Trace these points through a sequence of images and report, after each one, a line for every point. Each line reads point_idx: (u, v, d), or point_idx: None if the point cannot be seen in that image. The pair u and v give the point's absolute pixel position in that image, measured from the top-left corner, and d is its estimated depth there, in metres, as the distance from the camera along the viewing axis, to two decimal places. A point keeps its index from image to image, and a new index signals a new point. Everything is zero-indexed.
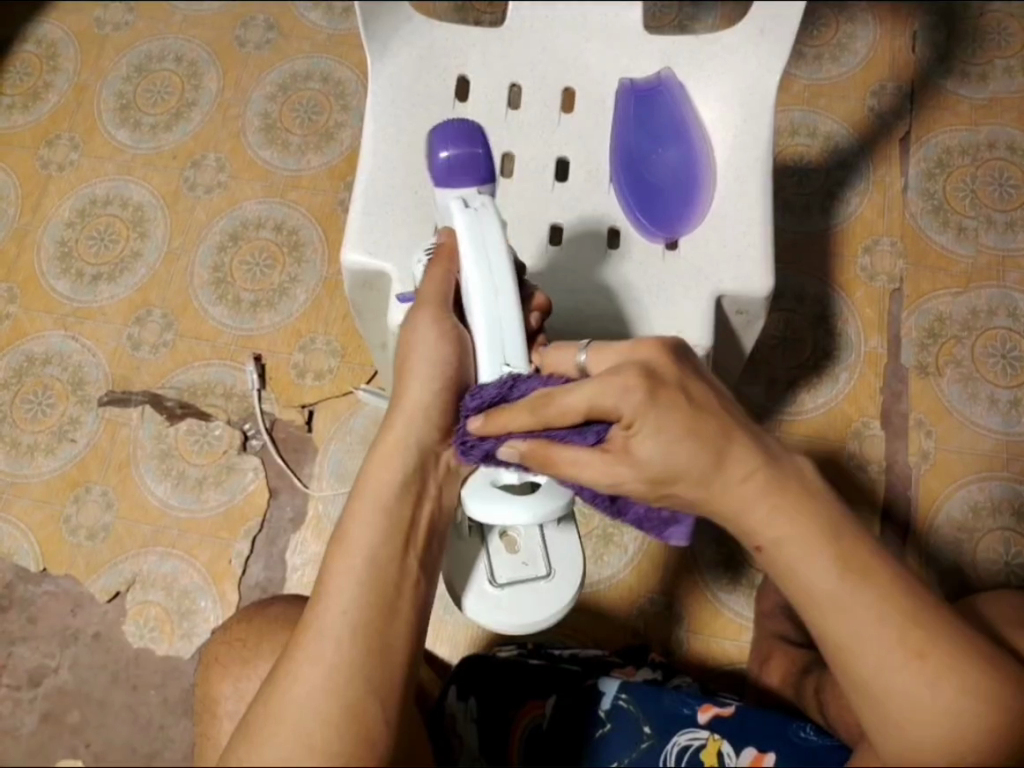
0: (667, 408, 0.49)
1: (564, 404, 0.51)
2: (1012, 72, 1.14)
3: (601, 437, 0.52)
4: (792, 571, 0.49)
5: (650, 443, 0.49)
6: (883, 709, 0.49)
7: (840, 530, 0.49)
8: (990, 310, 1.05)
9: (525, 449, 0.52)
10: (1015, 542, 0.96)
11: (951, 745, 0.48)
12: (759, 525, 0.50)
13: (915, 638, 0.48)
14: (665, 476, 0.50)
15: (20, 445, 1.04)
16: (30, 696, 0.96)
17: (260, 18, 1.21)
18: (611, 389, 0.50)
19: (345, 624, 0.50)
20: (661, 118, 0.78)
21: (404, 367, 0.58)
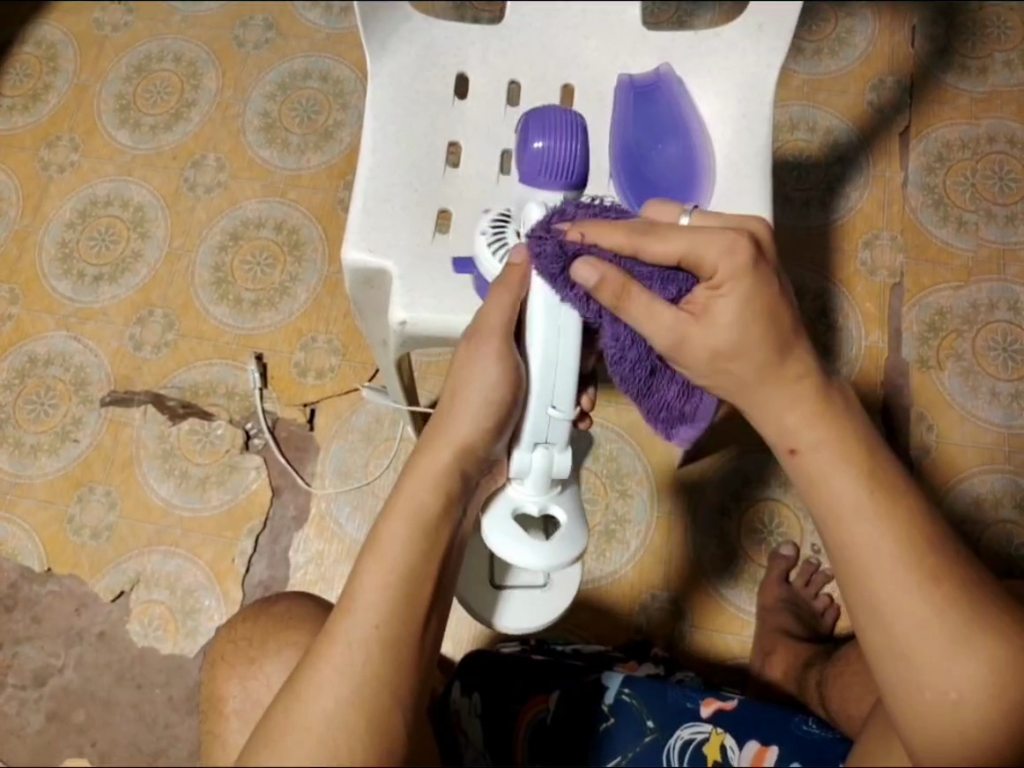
0: (759, 280, 0.52)
1: (665, 247, 0.53)
2: (1012, 65, 1.14)
3: (678, 294, 0.55)
4: (819, 480, 0.50)
5: (731, 304, 0.52)
6: (888, 630, 0.47)
7: (850, 463, 0.50)
8: (990, 303, 1.05)
9: (609, 275, 0.52)
10: (1017, 534, 0.97)
11: (958, 683, 0.46)
12: (795, 429, 0.52)
13: (926, 562, 0.48)
14: (730, 350, 0.52)
15: (23, 445, 1.04)
16: (36, 695, 0.96)
17: (258, 17, 1.21)
18: (713, 245, 0.52)
19: (375, 641, 0.49)
20: (661, 115, 0.77)
21: (454, 390, 0.57)
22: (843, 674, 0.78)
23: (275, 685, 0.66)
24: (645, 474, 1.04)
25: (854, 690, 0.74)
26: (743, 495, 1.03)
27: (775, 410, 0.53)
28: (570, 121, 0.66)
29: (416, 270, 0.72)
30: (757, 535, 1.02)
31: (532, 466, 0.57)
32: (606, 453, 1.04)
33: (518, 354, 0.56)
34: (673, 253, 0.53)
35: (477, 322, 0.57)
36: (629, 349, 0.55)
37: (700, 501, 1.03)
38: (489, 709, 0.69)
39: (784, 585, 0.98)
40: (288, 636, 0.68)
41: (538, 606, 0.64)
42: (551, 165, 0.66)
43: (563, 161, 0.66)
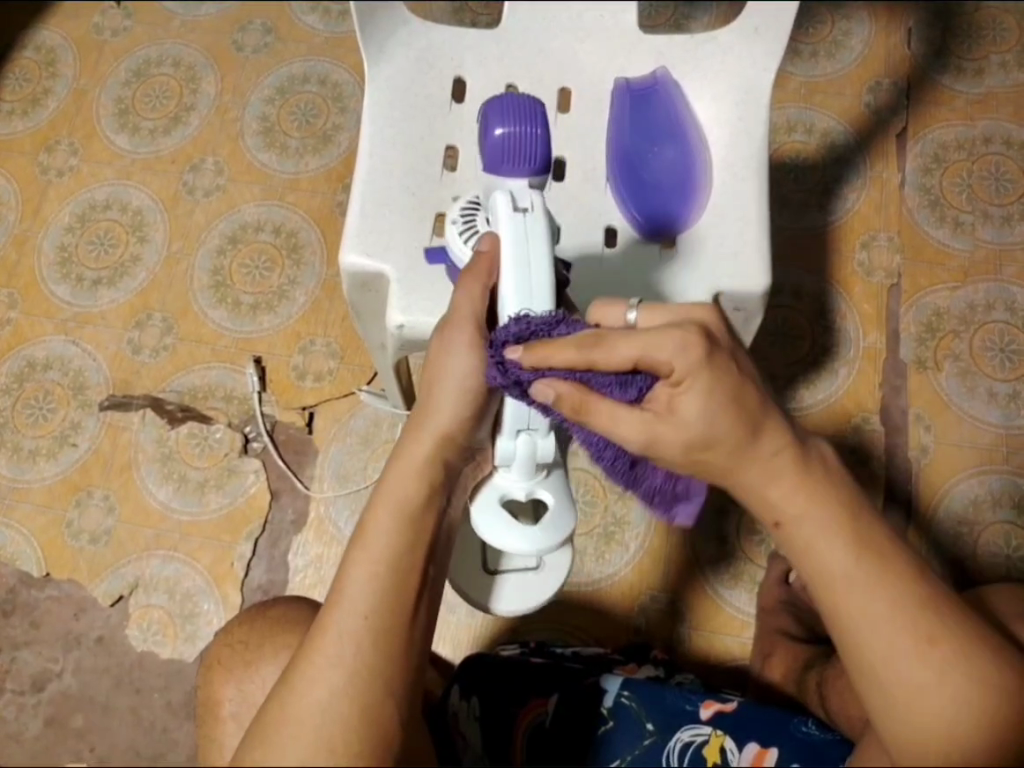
0: (718, 370, 0.47)
1: (615, 357, 0.47)
2: (1008, 67, 1.15)
3: (640, 394, 0.50)
4: (809, 550, 0.48)
5: (696, 400, 0.47)
6: (885, 691, 0.47)
7: (835, 531, 0.48)
8: (988, 304, 1.05)
9: (564, 392, 0.48)
10: (1016, 535, 0.96)
11: (955, 735, 0.46)
12: (778, 501, 0.49)
13: (920, 623, 0.47)
14: (702, 443, 0.48)
15: (22, 449, 1.04)
16: (34, 700, 0.96)
17: (257, 21, 1.21)
18: (667, 343, 0.47)
19: (367, 633, 0.49)
20: (657, 116, 0.77)
21: (429, 381, 0.56)
22: (841, 677, 0.78)
23: (272, 687, 0.66)
24: None
25: (854, 693, 0.74)
26: None
27: (755, 489, 0.49)
28: (535, 110, 0.72)
29: (414, 272, 0.73)
30: (756, 536, 1.02)
31: (517, 453, 0.58)
32: None
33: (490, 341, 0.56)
34: (626, 361, 0.47)
35: (447, 314, 0.57)
36: (605, 450, 0.54)
37: (698, 502, 1.03)
38: (488, 711, 0.69)
39: (784, 587, 0.97)
40: (287, 637, 0.68)
41: (531, 589, 0.66)
42: (515, 151, 0.72)
43: (529, 148, 0.72)
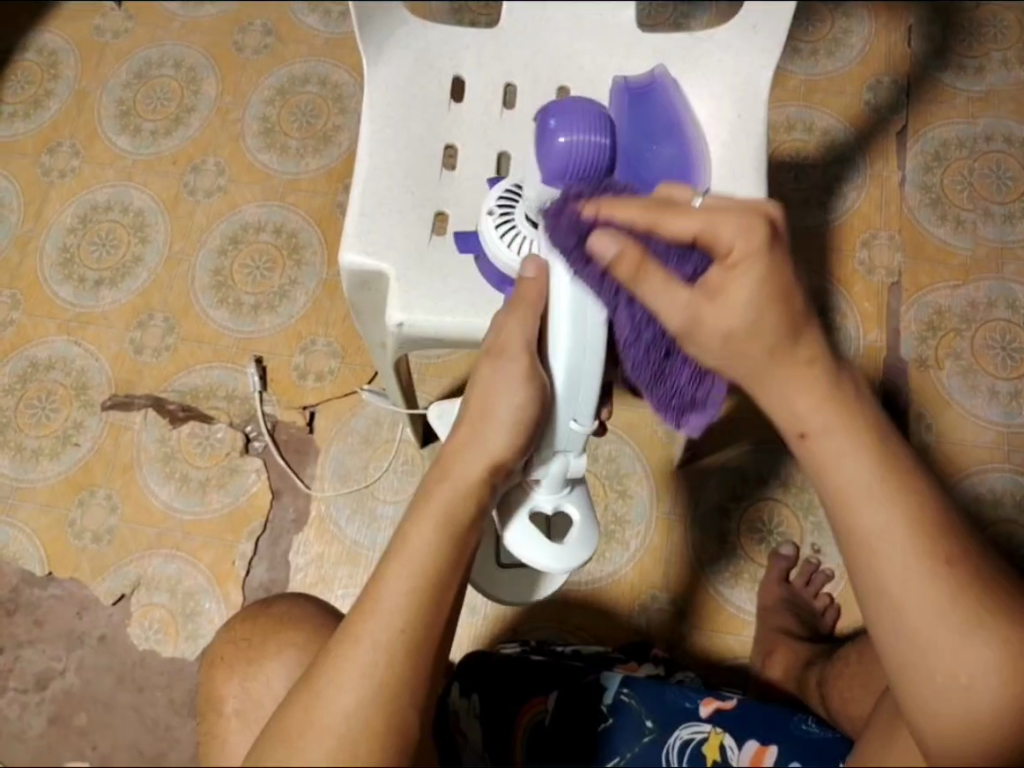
0: (774, 267, 0.47)
1: (679, 224, 0.47)
2: (1008, 64, 1.14)
3: (694, 274, 0.49)
4: (829, 467, 0.47)
5: (749, 285, 0.46)
6: (898, 617, 0.46)
7: (859, 445, 0.47)
8: (989, 302, 1.05)
9: (626, 248, 0.47)
10: (1018, 533, 0.96)
11: (965, 664, 0.46)
12: (807, 411, 0.47)
13: (937, 550, 0.46)
14: (745, 335, 0.47)
15: (24, 449, 1.05)
16: (37, 699, 0.96)
17: (257, 22, 1.21)
18: (731, 223, 0.46)
19: (398, 645, 0.49)
20: (654, 115, 0.74)
21: (479, 409, 0.54)
22: (842, 673, 0.78)
23: (271, 685, 0.67)
24: (644, 474, 1.04)
25: (855, 692, 0.74)
26: (743, 496, 1.03)
27: (783, 397, 0.48)
28: (599, 117, 0.62)
29: (412, 271, 0.73)
30: (757, 535, 1.02)
31: (550, 472, 0.59)
32: (605, 454, 1.04)
33: (543, 370, 0.54)
34: (687, 233, 0.47)
35: (495, 341, 0.55)
36: (643, 329, 0.51)
37: (699, 502, 1.03)
38: (488, 711, 0.69)
39: (783, 585, 0.97)
40: (288, 634, 0.69)
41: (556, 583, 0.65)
42: (574, 165, 0.61)
43: (587, 159, 0.61)
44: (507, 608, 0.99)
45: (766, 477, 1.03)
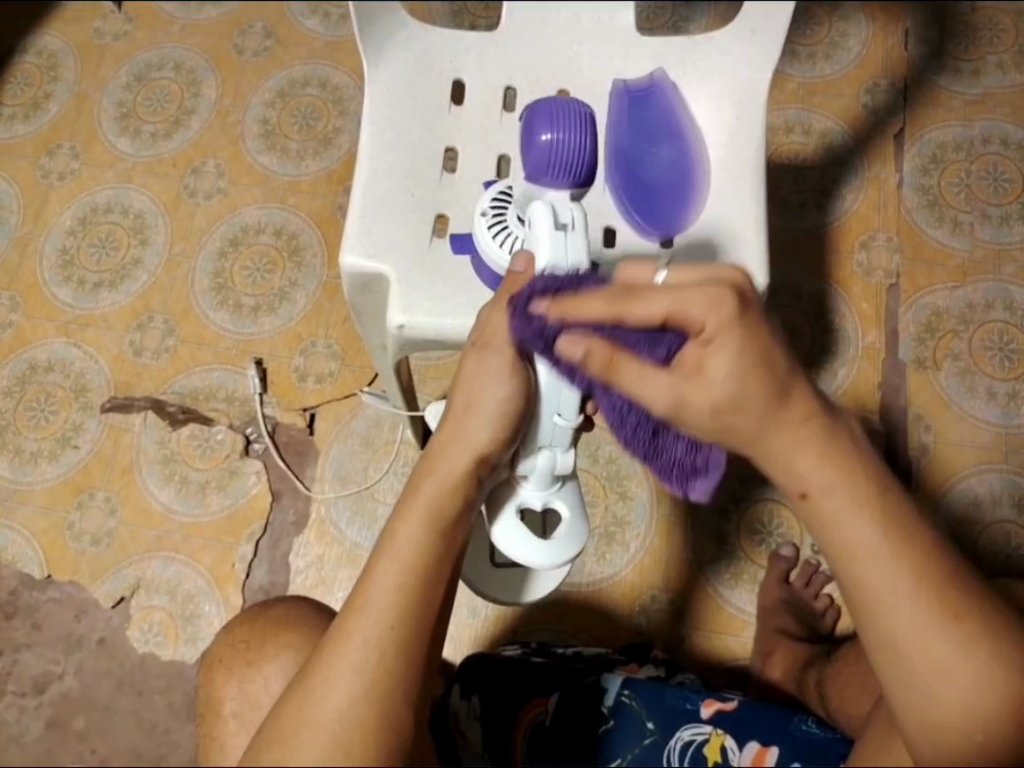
0: (750, 335, 0.46)
1: (647, 311, 0.46)
2: (1004, 68, 1.15)
3: (669, 354, 0.48)
4: (836, 524, 0.46)
5: (725, 360, 0.46)
6: (910, 671, 0.45)
7: (863, 503, 0.46)
8: (987, 303, 1.05)
9: (593, 348, 0.49)
10: (1017, 533, 0.97)
11: (980, 716, 0.45)
12: (805, 472, 0.47)
13: (947, 601, 0.46)
14: (729, 406, 0.47)
15: (23, 452, 1.05)
16: (35, 702, 0.96)
17: (257, 25, 1.22)
18: (698, 301, 0.46)
19: (390, 641, 0.49)
20: (654, 118, 0.77)
21: (463, 403, 0.54)
22: (842, 672, 0.79)
23: (273, 686, 0.66)
24: (644, 476, 1.04)
25: (852, 691, 0.75)
26: (743, 497, 1.03)
27: (781, 456, 0.47)
28: (583, 115, 0.66)
29: (413, 272, 0.73)
30: (756, 536, 1.02)
31: (537, 467, 0.58)
32: (606, 455, 1.04)
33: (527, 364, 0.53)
34: (657, 316, 0.47)
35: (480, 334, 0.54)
36: (626, 413, 0.52)
37: (699, 503, 1.03)
38: (489, 712, 0.69)
39: (782, 586, 0.98)
40: (288, 634, 0.69)
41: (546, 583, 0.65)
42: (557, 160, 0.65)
43: (568, 156, 0.64)
44: (507, 610, 0.99)
45: (766, 478, 1.03)
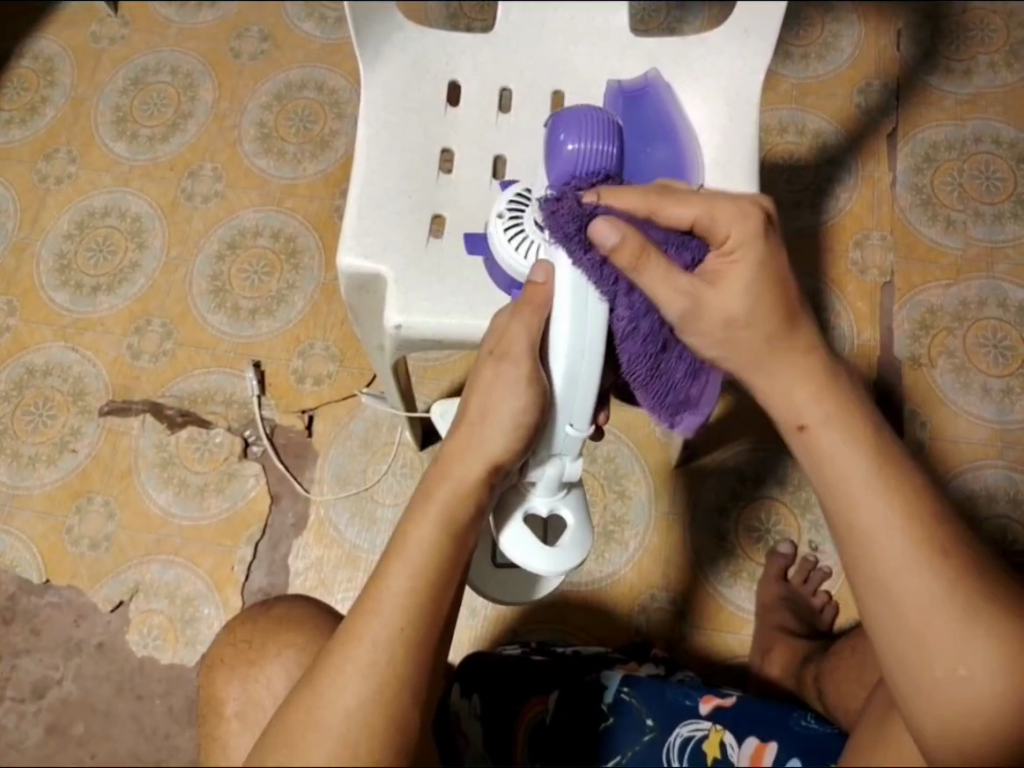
0: (765, 252, 0.53)
1: (681, 212, 0.53)
2: (995, 67, 1.16)
3: (690, 263, 0.55)
4: (829, 458, 0.50)
5: (742, 273, 0.53)
6: (901, 614, 0.46)
7: (857, 439, 0.50)
8: (980, 301, 1.06)
9: (629, 235, 0.51)
10: (1013, 529, 0.97)
11: (971, 658, 0.46)
12: (803, 404, 0.51)
13: (934, 538, 0.47)
14: (742, 320, 0.53)
15: (21, 456, 1.05)
16: (35, 707, 0.96)
17: (254, 29, 1.22)
18: (727, 213, 0.53)
19: (399, 644, 0.49)
20: (647, 117, 0.76)
21: (478, 411, 0.54)
22: (839, 668, 0.79)
23: (275, 687, 0.66)
24: (643, 475, 1.04)
25: (848, 686, 0.75)
26: (741, 496, 1.04)
27: (780, 387, 0.52)
28: (608, 121, 0.61)
29: (410, 272, 0.73)
30: (754, 534, 1.02)
31: (545, 474, 0.58)
32: (604, 454, 1.05)
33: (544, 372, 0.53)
34: (687, 218, 0.54)
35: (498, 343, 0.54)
36: (642, 318, 0.53)
37: (698, 501, 1.03)
38: (489, 711, 0.70)
39: (781, 583, 0.98)
40: (289, 636, 0.69)
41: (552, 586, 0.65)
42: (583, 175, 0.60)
43: (595, 166, 0.60)
44: (507, 610, 0.99)
45: (764, 477, 1.04)
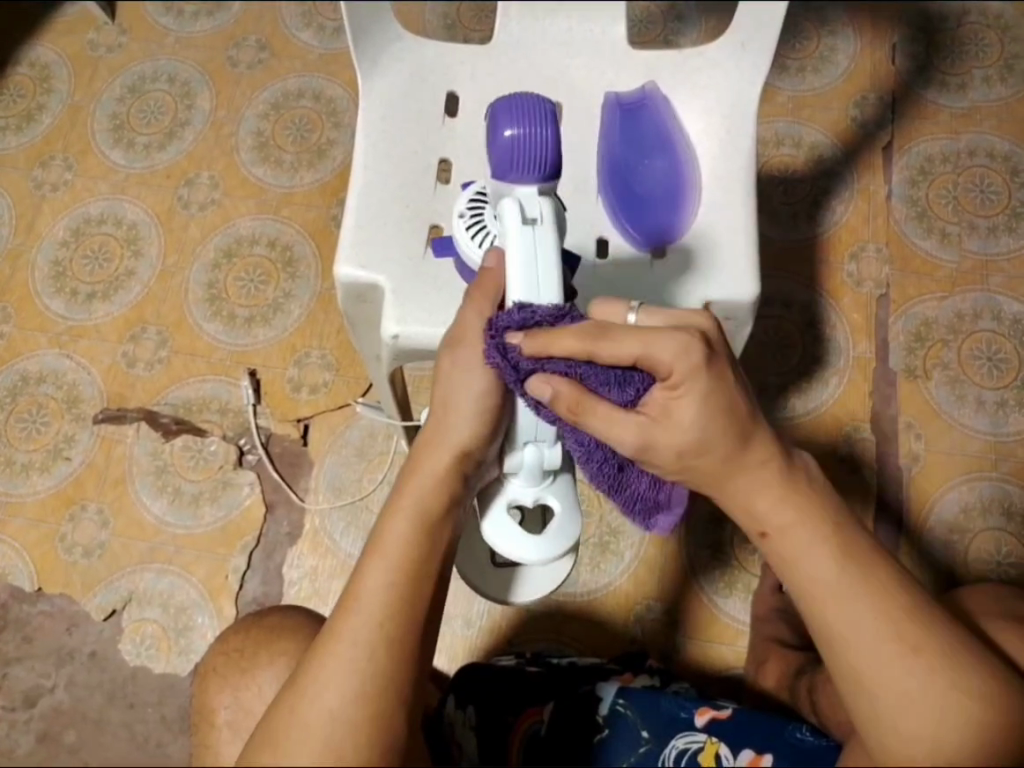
0: (717, 381, 0.50)
1: (618, 349, 0.49)
2: (990, 82, 1.17)
3: (636, 397, 0.51)
4: (795, 562, 0.50)
5: (691, 405, 0.49)
6: (876, 699, 0.49)
7: (819, 541, 0.50)
8: (975, 313, 1.07)
9: (563, 389, 0.50)
10: (1007, 541, 0.98)
11: (941, 742, 0.48)
12: (764, 513, 0.51)
13: (906, 631, 0.49)
14: (696, 447, 0.50)
15: (15, 464, 1.04)
16: (26, 716, 0.95)
17: (252, 38, 1.22)
18: (666, 344, 0.49)
19: (381, 640, 0.49)
20: (646, 131, 0.77)
21: (442, 400, 0.55)
22: (831, 680, 0.78)
23: (267, 693, 0.66)
24: None
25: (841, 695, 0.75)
26: None
27: (745, 497, 0.52)
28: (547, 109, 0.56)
29: (408, 282, 0.73)
30: (750, 545, 1.02)
31: (524, 462, 0.56)
32: None
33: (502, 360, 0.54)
34: (629, 356, 0.49)
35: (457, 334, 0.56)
36: (594, 450, 0.54)
37: (692, 513, 1.03)
38: (484, 721, 0.70)
39: (778, 595, 0.98)
40: (281, 645, 0.68)
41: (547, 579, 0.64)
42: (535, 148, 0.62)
43: (535, 153, 0.55)
44: (502, 621, 0.99)
45: None
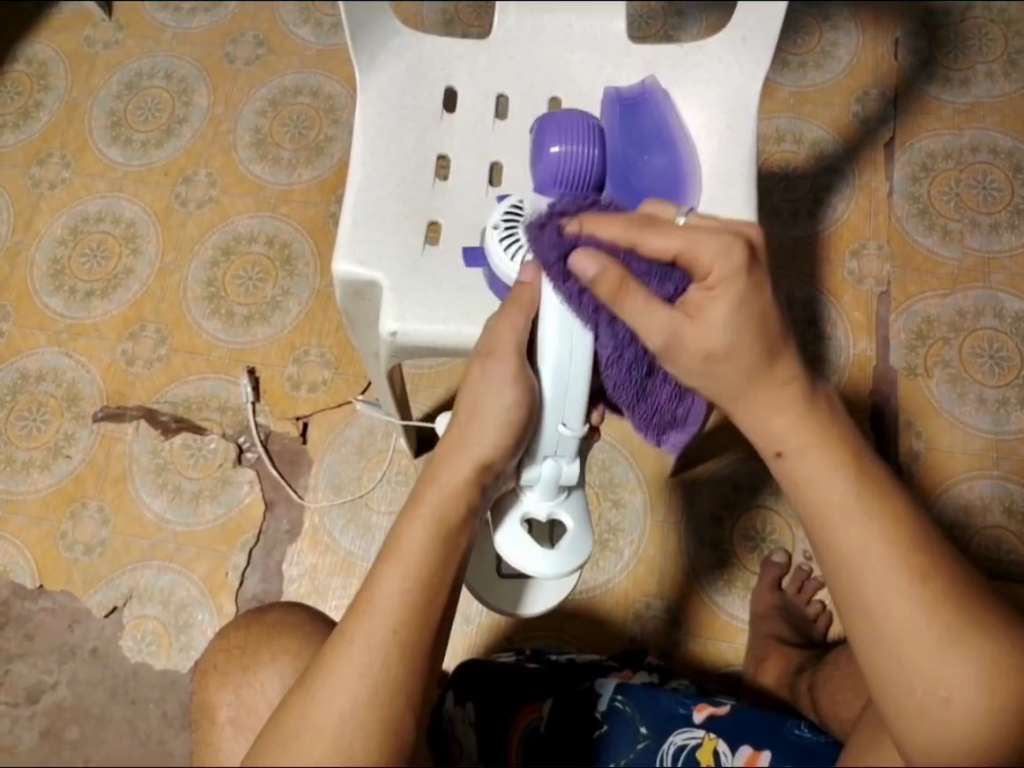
0: (755, 287, 0.49)
1: (662, 241, 0.50)
2: (994, 76, 1.16)
3: (676, 293, 0.52)
4: (807, 481, 0.48)
5: (724, 309, 0.49)
6: (880, 633, 0.46)
7: (837, 462, 0.48)
8: (977, 310, 1.06)
9: (609, 268, 0.49)
10: (1007, 539, 0.97)
11: (948, 682, 0.45)
12: (780, 431, 0.49)
13: (916, 564, 0.46)
14: (723, 353, 0.49)
15: (15, 462, 1.04)
16: (28, 712, 0.96)
17: (249, 33, 1.22)
18: (711, 245, 0.49)
19: (392, 647, 0.48)
20: (645, 127, 0.75)
21: (468, 410, 0.55)
22: (832, 680, 0.79)
23: (265, 693, 0.66)
24: (638, 484, 1.04)
25: (843, 695, 0.75)
26: (736, 506, 1.03)
27: (761, 416, 0.50)
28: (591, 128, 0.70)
29: (406, 280, 0.72)
30: (749, 542, 1.02)
31: (542, 475, 0.59)
32: (599, 463, 1.05)
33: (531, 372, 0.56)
34: (670, 250, 0.50)
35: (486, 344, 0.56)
36: (626, 347, 0.54)
37: (692, 511, 1.03)
38: (484, 718, 0.69)
39: (776, 592, 0.98)
40: (279, 645, 0.68)
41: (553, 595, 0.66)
42: (565, 173, 0.70)
43: (578, 168, 0.69)
44: (502, 618, 0.99)
45: (759, 488, 1.04)
